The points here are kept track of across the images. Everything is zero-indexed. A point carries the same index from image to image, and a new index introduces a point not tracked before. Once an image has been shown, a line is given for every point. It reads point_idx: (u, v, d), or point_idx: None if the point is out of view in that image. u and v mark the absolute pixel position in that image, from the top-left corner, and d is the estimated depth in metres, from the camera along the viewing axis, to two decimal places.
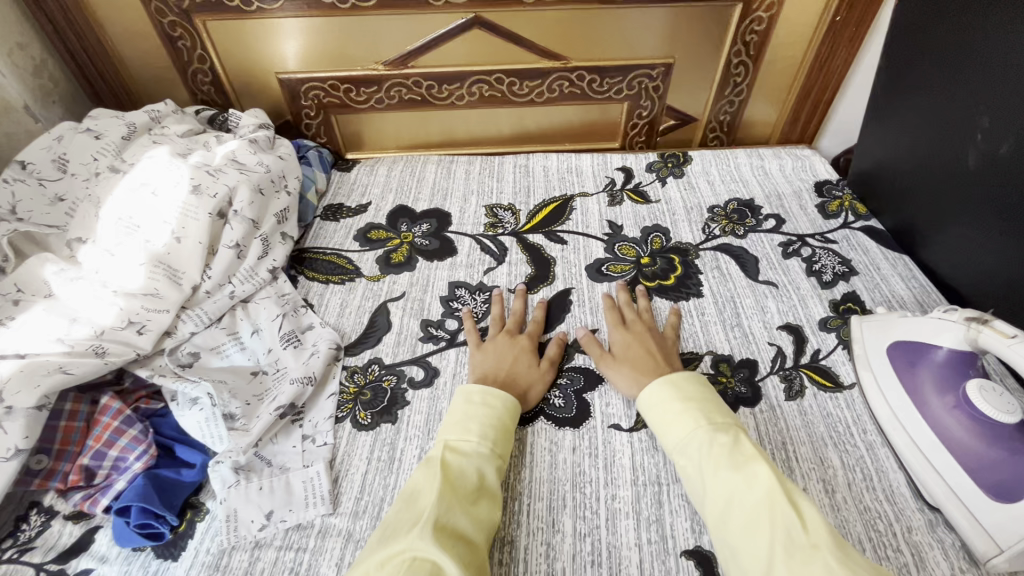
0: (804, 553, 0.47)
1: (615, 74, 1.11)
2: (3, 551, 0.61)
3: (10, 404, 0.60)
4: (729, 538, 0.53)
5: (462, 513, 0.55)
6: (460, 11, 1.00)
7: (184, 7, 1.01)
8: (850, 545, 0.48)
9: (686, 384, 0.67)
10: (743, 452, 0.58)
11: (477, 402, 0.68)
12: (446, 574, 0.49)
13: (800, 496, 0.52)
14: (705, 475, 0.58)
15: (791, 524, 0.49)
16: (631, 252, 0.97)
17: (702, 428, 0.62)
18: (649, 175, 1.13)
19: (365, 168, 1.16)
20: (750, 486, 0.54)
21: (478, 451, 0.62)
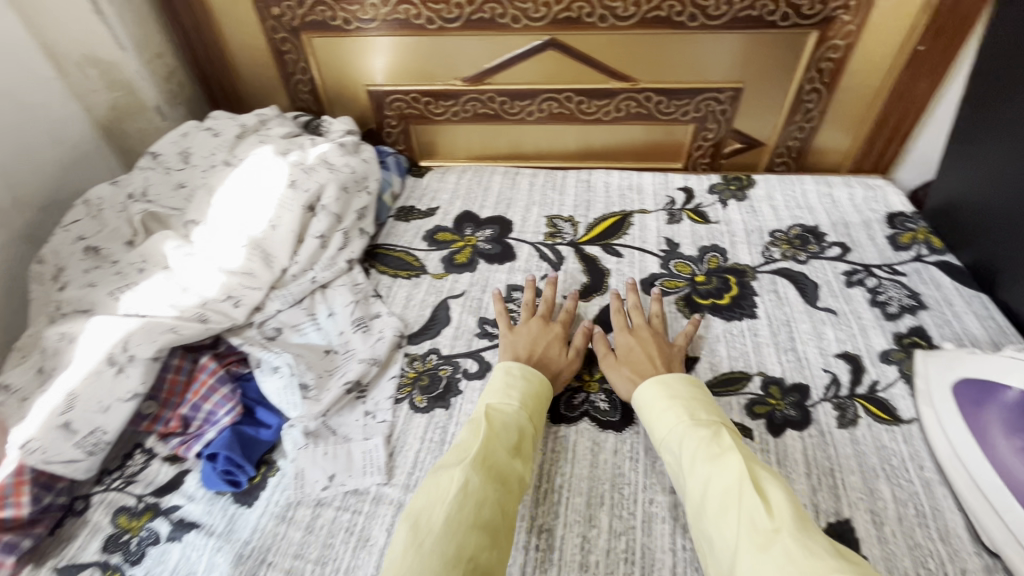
0: (766, 537, 0.49)
1: (683, 96, 1.14)
2: (112, 480, 0.72)
3: (133, 353, 0.70)
4: (705, 527, 0.55)
5: (506, 458, 0.61)
6: (537, 33, 1.07)
7: (293, 25, 1.13)
8: (813, 528, 0.50)
9: (674, 383, 0.71)
10: (721, 444, 0.60)
11: (517, 374, 0.73)
12: (484, 510, 0.55)
13: (769, 484, 0.54)
14: (684, 469, 0.61)
15: (755, 510, 0.52)
16: (687, 270, 0.98)
17: (684, 423, 0.64)
18: (710, 196, 1.14)
19: (436, 175, 1.25)
20: (722, 473, 0.56)
21: (518, 412, 0.67)
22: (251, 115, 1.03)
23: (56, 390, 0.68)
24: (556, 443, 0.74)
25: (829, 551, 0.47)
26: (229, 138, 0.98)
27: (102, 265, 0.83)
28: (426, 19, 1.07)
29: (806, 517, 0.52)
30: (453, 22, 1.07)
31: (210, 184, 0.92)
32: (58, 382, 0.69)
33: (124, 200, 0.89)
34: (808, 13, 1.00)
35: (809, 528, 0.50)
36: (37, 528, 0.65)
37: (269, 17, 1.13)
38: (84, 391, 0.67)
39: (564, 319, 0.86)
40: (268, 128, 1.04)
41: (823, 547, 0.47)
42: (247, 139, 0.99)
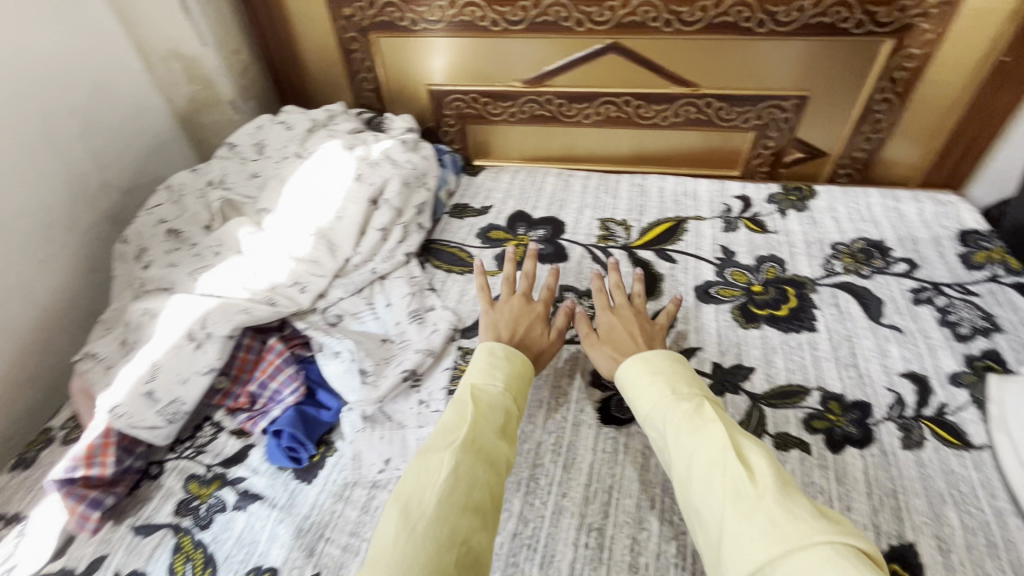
0: (750, 503, 0.49)
1: (745, 103, 1.12)
2: (184, 448, 0.76)
3: (211, 330, 0.74)
4: (692, 499, 0.55)
5: (493, 438, 0.61)
6: (601, 37, 1.07)
7: (363, 25, 1.17)
8: (795, 491, 0.50)
9: (656, 359, 0.70)
10: (703, 416, 0.60)
11: (500, 354, 0.73)
12: (476, 493, 0.55)
13: (751, 451, 0.54)
14: (668, 443, 0.60)
15: (737, 476, 0.52)
16: (743, 279, 0.97)
17: (666, 398, 0.64)
18: (768, 206, 1.12)
19: (490, 174, 1.27)
20: (704, 445, 0.56)
21: (503, 393, 0.67)
22: (321, 110, 1.08)
23: (141, 360, 0.73)
24: (607, 444, 0.74)
25: (809, 511, 0.48)
26: (300, 132, 1.02)
27: (182, 247, 0.88)
28: (491, 22, 1.09)
29: (788, 480, 0.52)
30: (517, 25, 1.08)
31: (282, 174, 0.96)
32: (142, 353, 0.74)
33: (204, 187, 0.95)
34: (884, 21, 0.97)
35: (791, 491, 0.50)
36: (118, 488, 0.70)
37: (340, 17, 1.17)
38: (166, 363, 0.72)
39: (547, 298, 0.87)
40: (335, 124, 1.08)
41: (804, 509, 0.48)
42: (316, 133, 1.03)
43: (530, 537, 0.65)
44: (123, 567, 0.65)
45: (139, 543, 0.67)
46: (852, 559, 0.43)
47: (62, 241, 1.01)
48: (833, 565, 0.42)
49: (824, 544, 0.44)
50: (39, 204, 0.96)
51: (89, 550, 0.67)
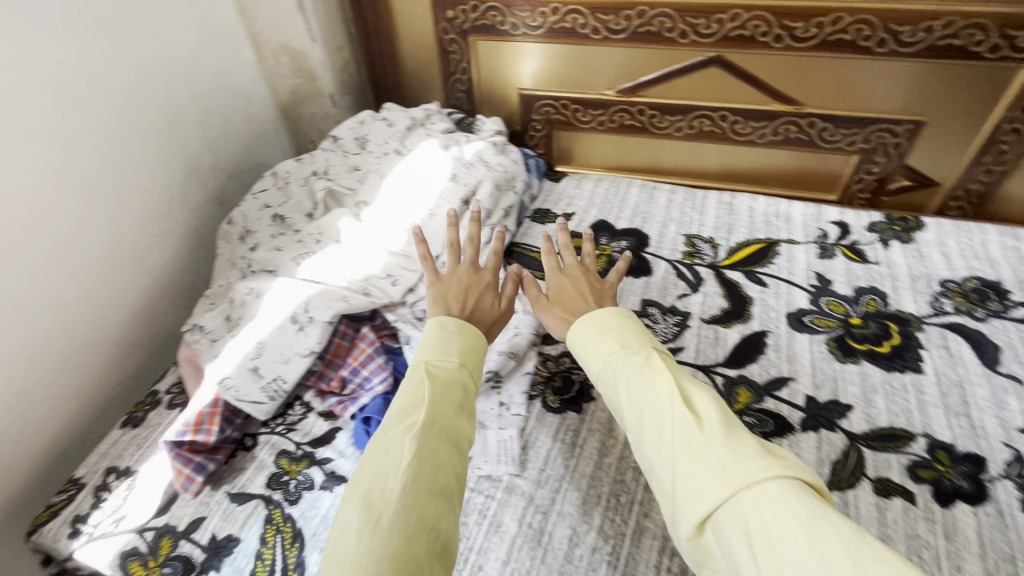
0: (698, 446, 0.51)
1: (852, 124, 1.06)
2: (276, 424, 0.80)
3: (313, 315, 0.77)
4: (648, 451, 0.56)
5: (453, 416, 0.59)
6: (705, 49, 1.05)
7: (464, 28, 1.19)
8: (739, 428, 0.52)
9: (603, 317, 0.72)
10: (652, 367, 0.61)
11: (451, 329, 0.70)
12: (442, 478, 0.54)
13: (697, 396, 0.56)
14: (622, 398, 0.61)
15: (685, 422, 0.53)
16: (840, 310, 0.92)
17: (617, 354, 0.66)
18: (869, 235, 1.06)
19: (572, 181, 1.27)
20: (655, 397, 0.57)
21: (458, 368, 0.65)
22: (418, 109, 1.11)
23: (248, 339, 0.78)
24: None
25: (755, 448, 0.49)
26: (399, 129, 1.06)
27: (286, 232, 0.93)
28: (592, 30, 1.09)
29: (732, 418, 0.54)
30: (619, 33, 1.08)
31: (380, 169, 1.00)
32: (248, 332, 0.79)
33: (308, 176, 1.00)
34: None
35: (736, 428, 0.52)
36: (218, 455, 0.75)
37: (443, 19, 1.20)
38: (270, 343, 0.76)
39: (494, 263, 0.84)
40: (431, 123, 1.11)
41: (748, 446, 0.49)
42: (414, 131, 1.06)
43: (610, 554, 0.64)
44: (219, 530, 0.69)
45: (234, 509, 0.71)
46: (794, 486, 0.45)
47: (175, 217, 1.08)
48: (778, 496, 0.44)
49: (771, 479, 0.45)
50: (159, 181, 1.04)
51: (190, 511, 0.71)
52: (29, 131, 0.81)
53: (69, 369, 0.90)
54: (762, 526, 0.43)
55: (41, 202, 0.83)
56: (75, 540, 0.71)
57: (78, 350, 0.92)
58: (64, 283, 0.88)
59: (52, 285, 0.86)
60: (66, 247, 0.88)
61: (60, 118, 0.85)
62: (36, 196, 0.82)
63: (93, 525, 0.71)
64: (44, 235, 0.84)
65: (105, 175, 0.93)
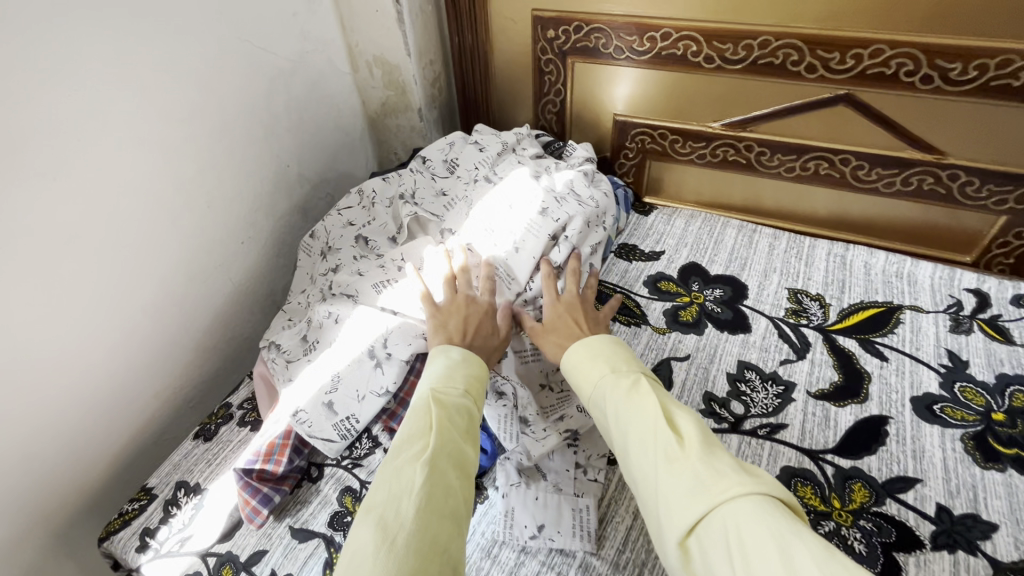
0: (678, 465, 0.52)
1: (1004, 181, 0.92)
2: (343, 457, 0.77)
3: (392, 352, 0.75)
4: (636, 478, 0.56)
5: (461, 440, 0.58)
6: (833, 86, 0.94)
7: (564, 48, 1.14)
8: (718, 447, 0.54)
9: (594, 340, 0.72)
10: (640, 390, 0.62)
11: (457, 356, 0.68)
12: (453, 503, 0.53)
13: (681, 418, 0.57)
14: (612, 425, 0.61)
15: (668, 443, 0.54)
16: (979, 401, 0.79)
17: (607, 376, 0.66)
18: (1014, 310, 0.91)
19: (662, 216, 1.19)
20: (644, 419, 0.58)
21: (464, 395, 0.63)
22: (509, 134, 1.08)
23: (322, 370, 0.77)
24: None
25: (735, 467, 0.51)
26: (489, 156, 1.03)
27: (369, 255, 0.92)
28: (705, 58, 1.00)
29: (713, 439, 0.55)
30: (735, 64, 0.98)
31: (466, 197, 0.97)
32: (321, 362, 0.78)
33: (394, 197, 0.97)
34: None
35: (716, 449, 0.54)
36: (284, 486, 0.73)
37: (542, 39, 1.16)
38: (345, 377, 0.75)
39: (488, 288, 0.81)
40: (521, 150, 1.07)
41: (725, 463, 0.51)
42: (502, 158, 1.04)
43: None
44: (279, 568, 0.67)
45: (295, 547, 0.68)
46: (767, 501, 0.47)
47: (260, 224, 1.10)
48: (755, 513, 0.46)
49: (747, 495, 0.47)
50: (249, 189, 1.05)
51: (252, 541, 0.70)
52: (136, 139, 0.82)
53: (151, 369, 0.93)
54: (742, 541, 0.45)
55: (140, 206, 0.85)
56: (142, 554, 0.71)
57: (160, 350, 0.94)
58: (154, 286, 0.90)
59: (143, 288, 0.88)
60: (159, 251, 0.90)
61: (165, 126, 0.86)
62: (136, 201, 0.84)
63: (160, 541, 0.71)
64: (141, 239, 0.86)
65: (201, 182, 0.95)
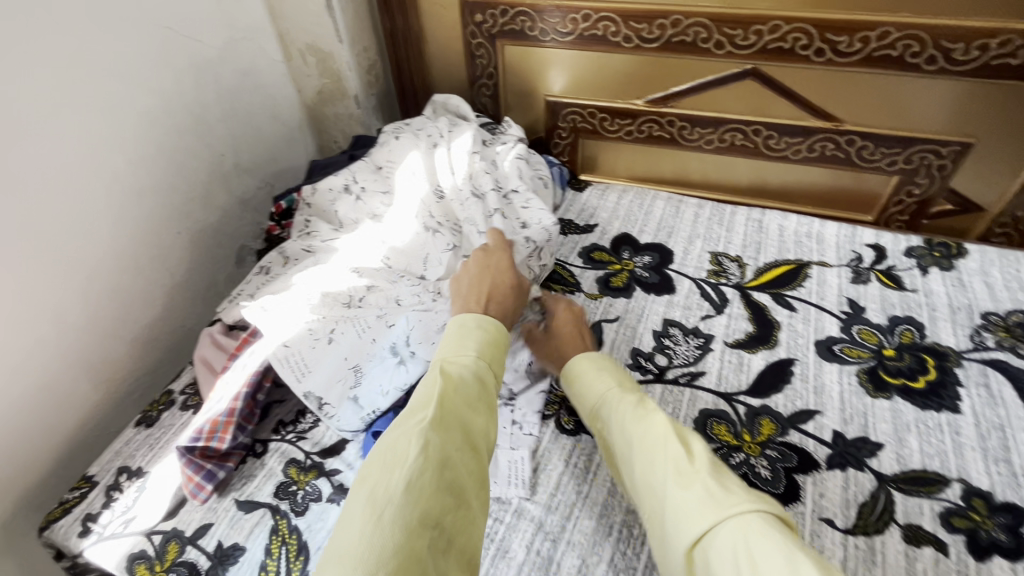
0: (688, 476, 0.55)
1: (894, 144, 1.01)
2: (286, 432, 0.80)
3: (415, 350, 0.79)
4: (643, 483, 0.59)
5: (466, 410, 0.59)
6: (741, 61, 1.01)
7: (492, 32, 1.18)
8: (727, 470, 0.56)
9: (597, 354, 0.76)
10: (648, 407, 0.65)
11: (471, 325, 0.69)
12: (448, 470, 0.53)
13: (691, 436, 0.60)
14: (619, 432, 0.65)
15: (677, 455, 0.57)
16: (873, 339, 0.88)
17: (613, 390, 0.69)
18: (907, 260, 1.01)
19: (596, 191, 1.24)
20: (652, 429, 0.61)
21: (474, 362, 0.64)
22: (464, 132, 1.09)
23: (341, 358, 0.78)
24: None
25: (740, 484, 0.53)
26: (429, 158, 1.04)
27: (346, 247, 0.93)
28: (624, 38, 1.06)
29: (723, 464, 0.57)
30: (652, 42, 1.04)
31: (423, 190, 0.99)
32: (337, 346, 0.78)
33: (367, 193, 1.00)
34: None
35: (725, 471, 0.56)
36: (228, 462, 0.75)
37: (471, 23, 1.19)
38: (368, 371, 0.78)
39: (499, 242, 0.87)
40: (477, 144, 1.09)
41: (734, 483, 0.53)
42: (454, 150, 1.06)
43: None
44: (225, 538, 0.69)
45: (241, 518, 0.71)
46: (771, 515, 0.48)
47: (197, 215, 1.09)
48: (766, 528, 0.47)
49: (753, 508, 0.49)
50: (182, 180, 1.05)
51: (197, 516, 0.71)
52: (59, 131, 0.81)
53: (85, 364, 0.91)
54: (749, 551, 0.46)
55: (67, 199, 0.84)
56: (84, 539, 0.71)
57: (97, 344, 0.93)
58: (85, 281, 0.89)
59: (73, 283, 0.87)
60: (89, 244, 0.89)
61: (90, 116, 0.85)
62: (62, 195, 0.83)
63: (103, 525, 0.72)
64: (70, 231, 0.85)
65: (129, 173, 0.94)
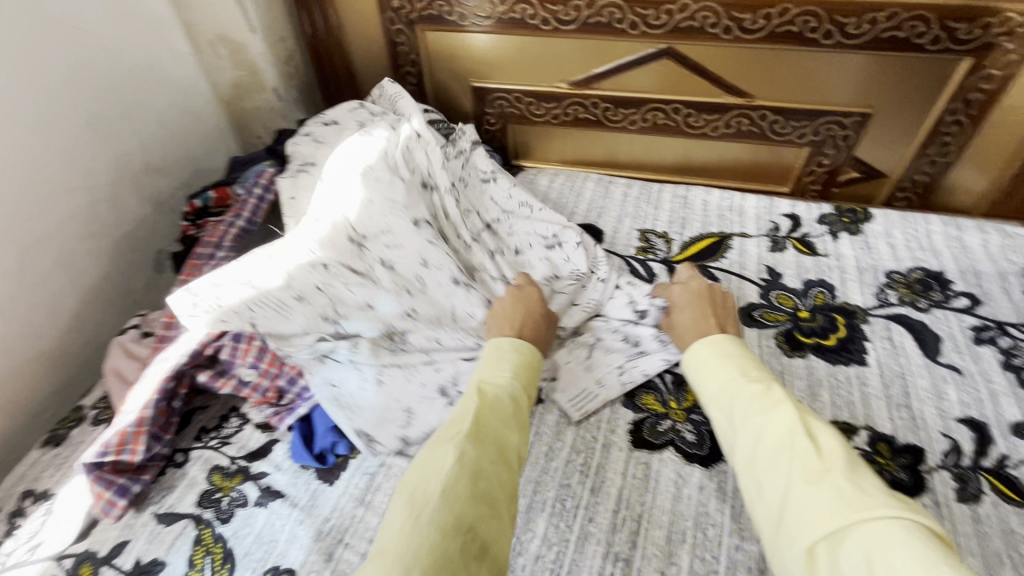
0: (816, 475, 0.49)
1: (802, 117, 1.06)
2: (209, 439, 0.77)
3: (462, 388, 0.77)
4: (755, 477, 0.54)
5: (501, 427, 0.58)
6: (655, 41, 1.03)
7: (411, 18, 1.15)
8: (865, 469, 0.49)
9: (725, 342, 0.69)
10: (774, 396, 0.58)
11: (507, 348, 0.69)
12: (484, 482, 0.51)
13: (820, 429, 0.53)
14: (735, 421, 0.59)
15: (806, 454, 0.51)
16: (789, 303, 0.92)
17: (737, 379, 0.62)
18: (819, 227, 1.06)
19: (528, 176, 1.24)
20: (777, 424, 0.54)
21: (510, 382, 0.64)
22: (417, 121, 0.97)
23: (393, 399, 0.75)
24: (638, 470, 0.71)
25: (883, 490, 0.46)
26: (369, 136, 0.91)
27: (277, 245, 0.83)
28: (542, 20, 1.06)
29: (858, 459, 0.51)
30: (569, 25, 1.05)
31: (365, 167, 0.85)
32: (389, 388, 0.75)
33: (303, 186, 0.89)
34: (964, 38, 0.90)
35: (860, 467, 0.49)
36: (144, 475, 0.71)
37: (388, 9, 1.16)
38: (421, 413, 0.75)
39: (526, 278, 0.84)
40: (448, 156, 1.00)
41: (873, 484, 0.47)
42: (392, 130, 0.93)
43: (554, 561, 0.63)
44: (144, 554, 0.65)
45: (161, 532, 0.67)
46: (911, 525, 0.42)
47: (104, 220, 1.02)
48: (906, 535, 0.41)
49: (888, 516, 0.43)
50: (84, 184, 0.98)
51: (113, 535, 0.67)
52: None
53: None
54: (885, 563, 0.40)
55: None
56: None
57: None
58: None
59: None
60: None
61: None
62: None
63: (6, 554, 0.67)
64: None
65: (19, 178, 0.87)
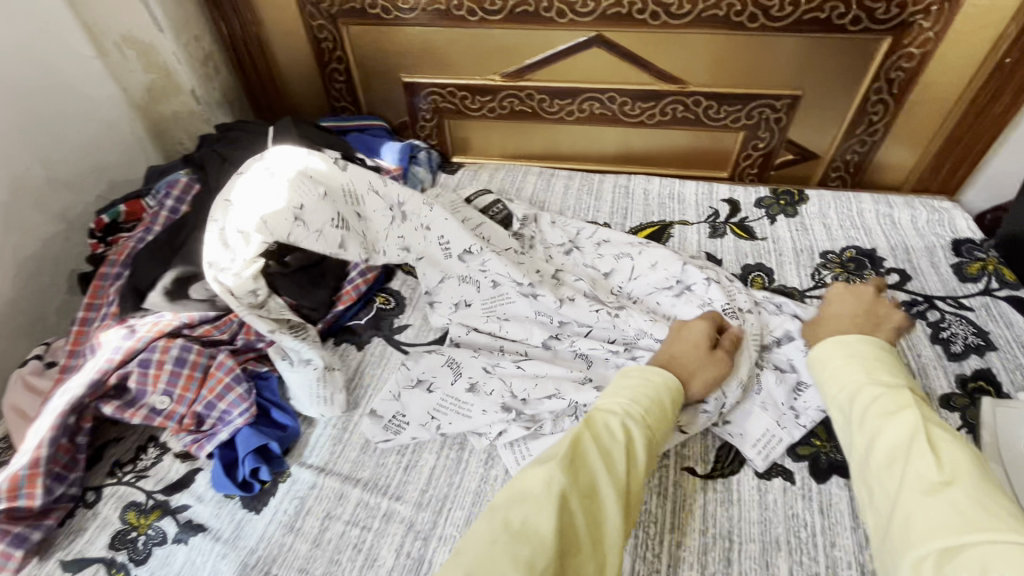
0: (936, 487, 0.49)
1: (735, 102, 1.06)
2: (123, 474, 0.71)
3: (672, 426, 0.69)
4: (872, 486, 0.54)
5: (597, 458, 0.55)
6: (583, 29, 1.01)
7: (332, 12, 1.10)
8: (1003, 495, 0.47)
9: (861, 344, 0.63)
10: (908, 406, 0.56)
11: (632, 376, 0.64)
12: (568, 513, 0.51)
13: (953, 446, 0.51)
14: (854, 422, 0.58)
15: (928, 469, 0.50)
16: None
17: (871, 382, 0.60)
18: (757, 211, 1.07)
19: (468, 172, 1.20)
20: (898, 432, 0.54)
21: (625, 409, 0.60)
22: None
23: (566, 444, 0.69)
24: None
25: (1013, 514, 0.45)
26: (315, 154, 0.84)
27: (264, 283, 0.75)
28: (467, 11, 1.03)
29: (995, 484, 0.48)
30: (495, 15, 1.02)
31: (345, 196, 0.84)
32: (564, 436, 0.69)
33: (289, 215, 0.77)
34: (883, 18, 0.92)
35: (995, 492, 0.48)
36: (48, 520, 0.65)
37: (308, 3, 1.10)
38: None
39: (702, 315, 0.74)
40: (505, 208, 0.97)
41: (1006, 511, 0.45)
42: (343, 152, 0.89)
43: None
44: None
45: None
46: None
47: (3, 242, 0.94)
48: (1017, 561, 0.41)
49: (1011, 540, 0.42)
50: None
51: None
52: None
53: None
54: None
55: None
56: None
57: None
58: None
59: None
60: None
61: None
62: None
63: None
64: None
65: None
